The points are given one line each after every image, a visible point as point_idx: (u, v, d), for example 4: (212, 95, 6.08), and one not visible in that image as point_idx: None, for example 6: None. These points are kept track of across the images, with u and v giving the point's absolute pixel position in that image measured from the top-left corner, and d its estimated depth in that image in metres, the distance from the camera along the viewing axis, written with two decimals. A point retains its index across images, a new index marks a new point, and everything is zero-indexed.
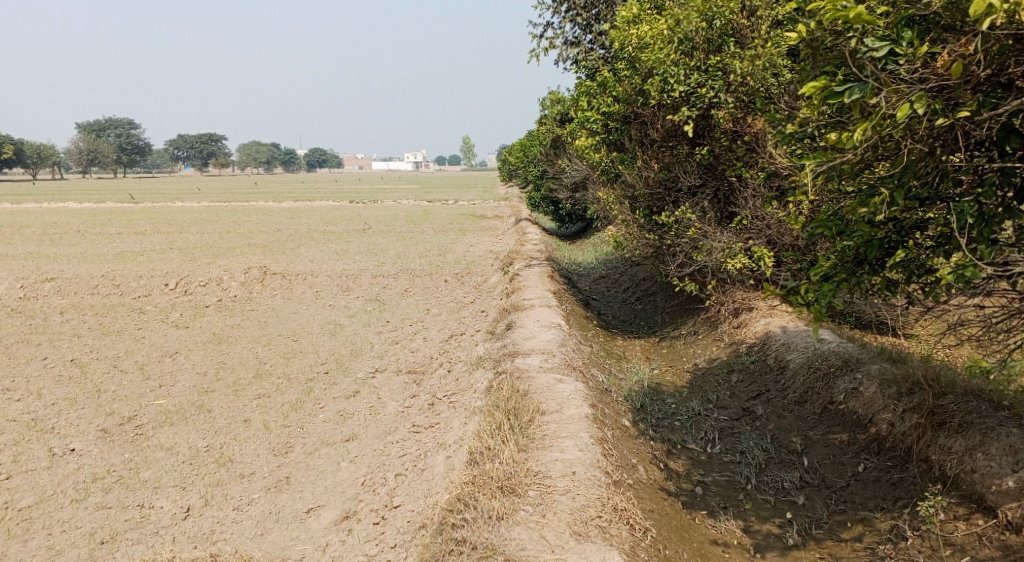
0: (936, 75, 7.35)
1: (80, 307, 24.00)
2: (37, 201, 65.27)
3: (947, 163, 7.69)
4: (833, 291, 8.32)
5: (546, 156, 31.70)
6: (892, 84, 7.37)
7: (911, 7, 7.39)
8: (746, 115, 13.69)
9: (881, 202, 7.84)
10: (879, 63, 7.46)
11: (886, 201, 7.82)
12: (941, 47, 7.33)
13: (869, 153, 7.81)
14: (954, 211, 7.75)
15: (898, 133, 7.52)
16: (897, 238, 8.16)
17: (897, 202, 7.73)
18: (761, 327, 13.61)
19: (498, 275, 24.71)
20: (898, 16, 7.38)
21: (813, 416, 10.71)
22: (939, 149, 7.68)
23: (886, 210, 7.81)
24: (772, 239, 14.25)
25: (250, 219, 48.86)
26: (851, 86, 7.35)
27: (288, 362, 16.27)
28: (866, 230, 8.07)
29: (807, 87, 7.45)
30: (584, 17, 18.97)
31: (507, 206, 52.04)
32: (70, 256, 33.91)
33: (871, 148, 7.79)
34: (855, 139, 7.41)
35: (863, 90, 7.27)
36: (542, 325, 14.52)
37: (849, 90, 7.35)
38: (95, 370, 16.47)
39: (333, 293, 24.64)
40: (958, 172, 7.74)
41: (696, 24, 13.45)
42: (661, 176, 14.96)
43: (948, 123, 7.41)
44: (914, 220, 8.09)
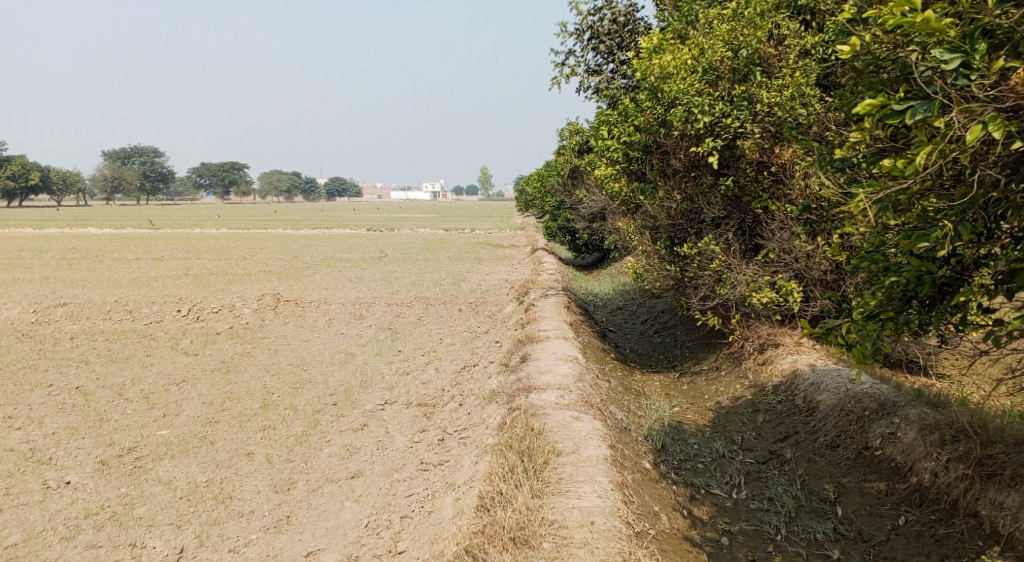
0: (1013, 94, 6.88)
1: (90, 332, 23.68)
2: (57, 226, 65.77)
3: (1013, 195, 7.22)
4: (878, 334, 7.78)
5: (564, 186, 31.35)
6: (963, 102, 7.01)
7: (985, 16, 6.93)
8: (773, 145, 13.21)
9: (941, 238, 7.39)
10: (948, 77, 7.09)
11: (948, 235, 7.35)
12: (1018, 63, 6.90)
13: (929, 181, 7.34)
14: (1021, 250, 7.22)
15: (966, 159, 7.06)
16: (956, 277, 7.75)
17: (959, 237, 7.29)
18: (787, 364, 13.03)
19: (514, 305, 24.24)
20: (973, 26, 6.91)
21: (847, 461, 10.10)
22: (1007, 179, 7.21)
23: (947, 246, 7.37)
24: (799, 273, 13.71)
25: (266, 246, 48.67)
26: (913, 105, 7.00)
27: (297, 392, 15.81)
28: (914, 266, 7.59)
29: (864, 105, 7.08)
30: (606, 45, 18.59)
31: (523, 236, 51.73)
32: (85, 281, 33.76)
33: (933, 176, 7.33)
34: (918, 162, 7.01)
35: (927, 109, 6.91)
36: (558, 358, 13.99)
37: (912, 110, 6.99)
38: (99, 398, 16.05)
39: (346, 321, 24.22)
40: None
41: (722, 53, 13.05)
42: (684, 207, 14.52)
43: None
44: (974, 257, 7.64)
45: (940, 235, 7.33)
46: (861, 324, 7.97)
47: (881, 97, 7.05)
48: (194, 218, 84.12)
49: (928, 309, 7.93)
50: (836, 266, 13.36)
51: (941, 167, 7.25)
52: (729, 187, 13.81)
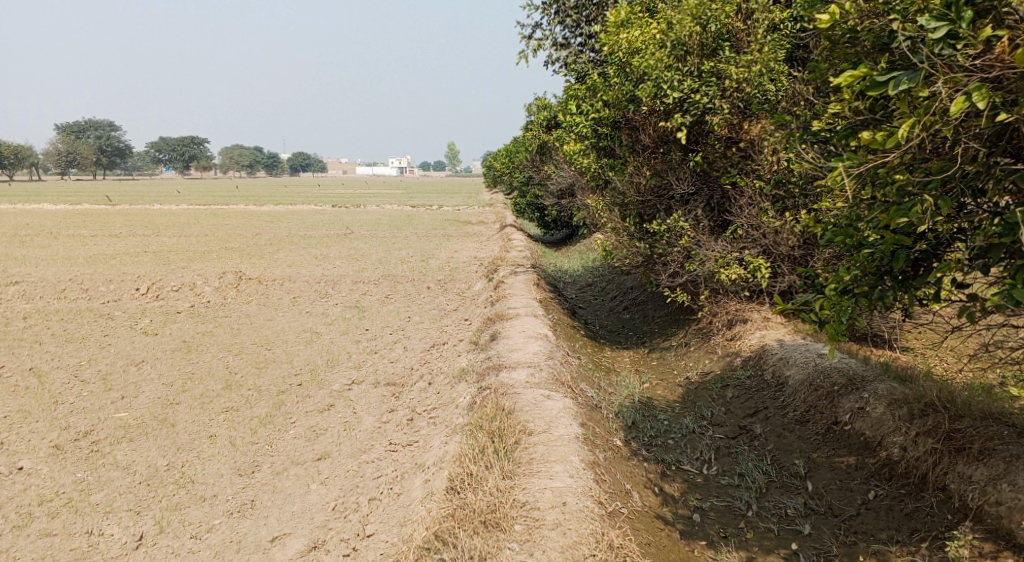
0: (998, 63, 6.85)
1: (46, 312, 23.09)
2: (12, 203, 64.24)
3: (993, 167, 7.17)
4: (853, 307, 7.89)
5: (531, 162, 31.13)
6: (948, 73, 6.96)
7: None
8: (743, 120, 13.11)
9: (924, 212, 7.24)
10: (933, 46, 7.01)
11: (930, 209, 7.24)
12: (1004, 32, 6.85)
13: (908, 154, 7.35)
14: (1004, 224, 7.05)
15: (950, 131, 7.06)
16: (930, 252, 7.74)
17: (941, 210, 7.21)
18: (756, 340, 13.00)
19: (481, 283, 24.03)
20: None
21: (816, 436, 10.08)
22: (985, 151, 7.21)
23: (930, 219, 7.22)
24: (768, 249, 13.67)
25: (228, 223, 47.88)
26: (897, 75, 7.00)
27: (260, 373, 15.50)
28: (890, 241, 7.53)
29: (847, 76, 7.16)
30: (574, 18, 18.33)
31: (491, 212, 51.45)
32: (40, 259, 32.95)
33: (915, 147, 7.31)
34: (901, 135, 7.00)
35: (911, 78, 6.89)
36: (527, 336, 13.84)
37: (897, 80, 6.99)
38: (55, 380, 15.62)
39: (311, 299, 23.85)
40: (1005, 178, 7.21)
41: (691, 29, 12.71)
42: (653, 183, 14.32)
43: (1009, 119, 6.91)
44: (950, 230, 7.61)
45: (920, 210, 7.24)
46: (835, 300, 7.94)
47: (863, 68, 7.13)
48: (154, 194, 82.57)
49: (903, 283, 7.85)
50: (804, 240, 13.35)
51: (924, 140, 7.26)
52: (698, 163, 13.67)
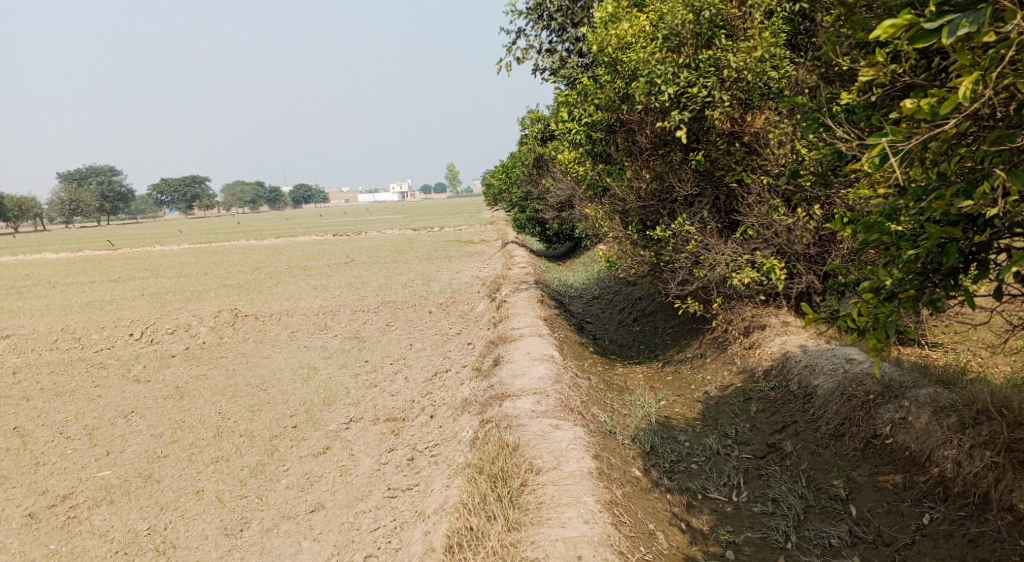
0: None
1: (36, 365, 22.30)
2: (12, 253, 63.88)
3: None
4: (896, 313, 7.06)
5: (529, 177, 30.43)
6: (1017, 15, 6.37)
7: None
8: (744, 112, 12.37)
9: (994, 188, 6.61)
10: None
11: (1002, 185, 6.57)
12: None
13: (967, 121, 6.75)
14: None
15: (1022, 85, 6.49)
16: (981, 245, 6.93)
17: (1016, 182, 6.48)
18: (777, 347, 12.16)
19: (484, 303, 23.19)
20: None
21: (855, 453, 9.19)
22: None
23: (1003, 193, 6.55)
24: (782, 249, 12.81)
25: (227, 259, 47.11)
26: (952, 19, 6.32)
27: (254, 416, 14.66)
28: (936, 232, 6.84)
29: (886, 26, 6.49)
30: (559, 22, 17.57)
31: (493, 230, 50.80)
32: (34, 310, 32.21)
33: (969, 117, 6.77)
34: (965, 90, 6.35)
35: (971, 20, 6.25)
36: (532, 359, 12.97)
37: (952, 24, 6.31)
38: (38, 440, 14.84)
39: (310, 332, 23.02)
40: None
41: (683, 17, 12.02)
42: (654, 187, 13.49)
43: None
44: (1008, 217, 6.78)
45: (991, 186, 6.57)
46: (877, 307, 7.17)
47: (907, 15, 6.47)
48: (156, 236, 81.92)
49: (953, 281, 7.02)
50: (819, 237, 12.54)
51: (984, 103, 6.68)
52: (700, 162, 12.85)
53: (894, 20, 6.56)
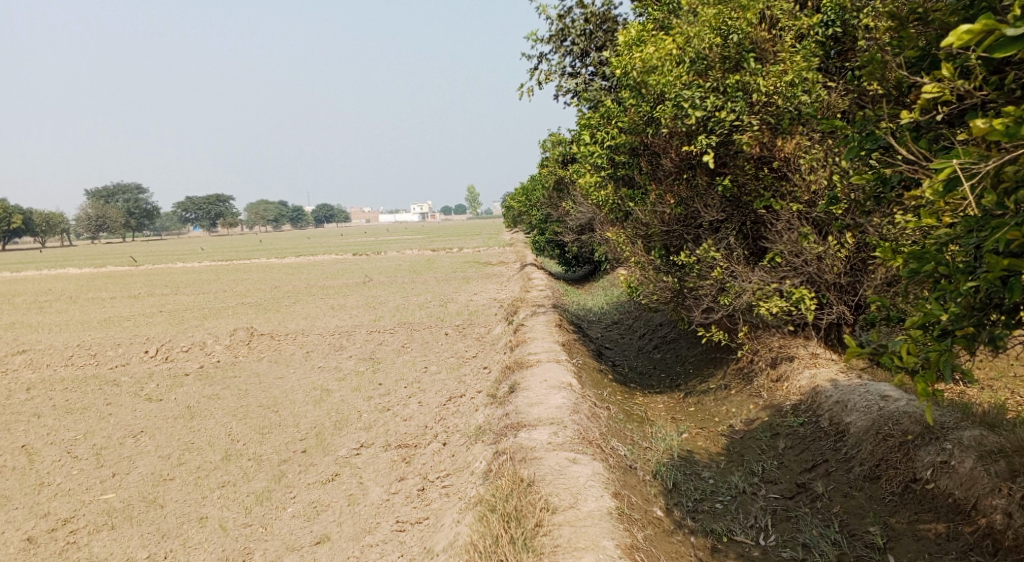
0: None
1: (49, 381, 22.08)
2: (35, 268, 64.08)
3: None
4: (949, 352, 7.06)
5: (549, 199, 30.10)
6: None
7: None
8: (774, 137, 11.94)
9: None
10: None
11: None
12: None
13: None
14: None
15: None
16: None
17: None
18: (807, 381, 11.73)
19: (502, 326, 22.80)
20: None
21: (893, 497, 8.78)
22: None
23: None
24: (813, 278, 12.37)
25: (247, 277, 46.96)
26: None
27: (263, 439, 14.32)
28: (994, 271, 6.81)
29: (965, 32, 6.41)
30: (581, 47, 17.23)
31: (512, 252, 50.52)
32: (52, 325, 32.07)
33: None
34: None
35: None
36: (550, 386, 12.52)
37: None
38: (45, 458, 14.58)
39: (324, 353, 22.69)
40: None
41: (710, 39, 11.77)
42: (678, 212, 13.06)
43: None
44: None
45: None
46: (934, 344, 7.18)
47: (985, 21, 6.42)
48: (179, 252, 82.20)
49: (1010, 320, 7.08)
50: (851, 266, 12.15)
51: None
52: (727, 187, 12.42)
53: (970, 26, 6.47)
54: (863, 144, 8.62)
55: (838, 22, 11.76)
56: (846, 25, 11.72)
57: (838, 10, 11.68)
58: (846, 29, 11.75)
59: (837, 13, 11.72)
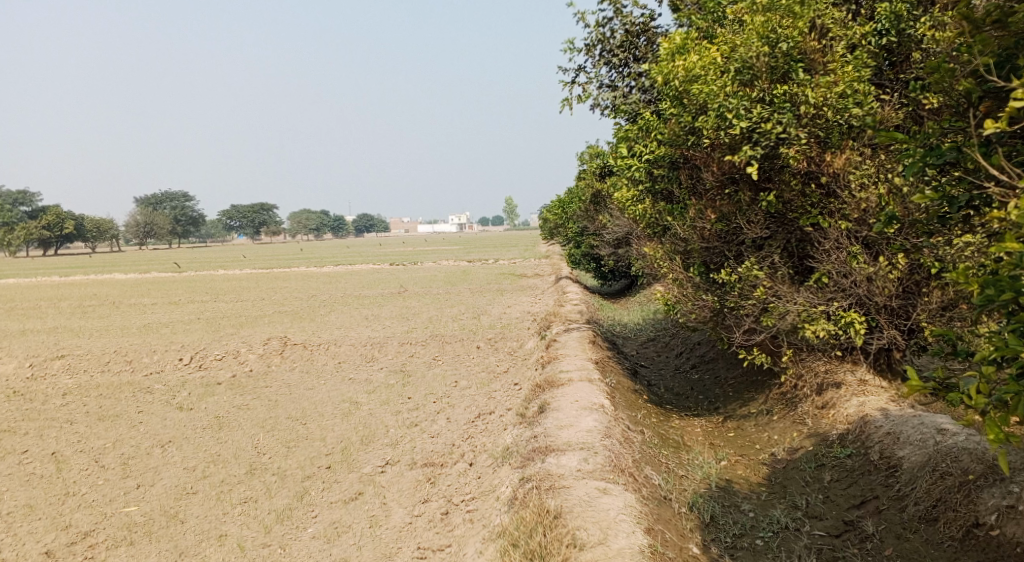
0: None
1: (84, 387, 22.06)
2: (80, 273, 64.99)
3: None
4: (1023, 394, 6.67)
5: (585, 212, 29.71)
6: None
7: None
8: (822, 151, 11.39)
9: None
10: None
11: None
12: None
13: None
14: None
15: None
16: None
17: None
18: (855, 410, 11.29)
19: (535, 341, 22.42)
20: None
21: (952, 542, 8.36)
22: None
23: None
24: (862, 300, 11.79)
25: (286, 286, 47.06)
26: None
27: (289, 453, 14.06)
28: None
29: None
30: (621, 58, 16.82)
31: (548, 264, 50.19)
32: (92, 330, 32.24)
33: None
34: None
35: None
36: (581, 407, 12.06)
37: None
38: (72, 467, 14.43)
39: (356, 364, 22.44)
40: None
41: (757, 48, 11.30)
42: (719, 228, 12.51)
43: None
44: None
45: None
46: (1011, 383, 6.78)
47: None
48: (221, 259, 83.00)
49: None
50: (903, 289, 11.59)
51: None
52: (772, 203, 11.87)
53: None
54: (926, 158, 8.15)
55: (892, 32, 11.56)
56: (901, 35, 11.53)
57: (892, 18, 11.47)
58: (901, 39, 11.54)
59: (892, 21, 11.49)
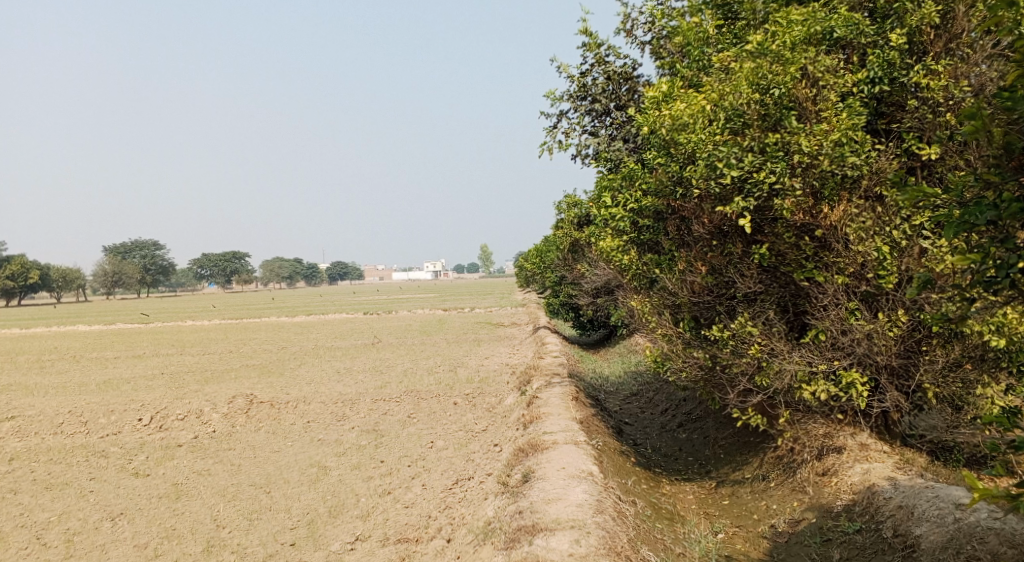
0: None
1: (35, 451, 20.76)
2: (44, 324, 63.21)
3: None
4: None
5: (563, 262, 28.97)
6: None
7: None
8: (818, 203, 10.76)
9: None
10: None
11: None
12: None
13: None
14: None
15: None
16: None
17: None
18: (860, 479, 10.72)
19: (513, 396, 21.54)
20: None
21: None
22: None
23: None
24: (863, 360, 11.12)
25: (256, 337, 45.72)
26: None
27: (250, 527, 13.06)
28: None
29: None
30: (602, 105, 16.23)
31: (524, 313, 49.42)
32: (49, 387, 30.78)
33: None
34: None
35: None
36: (567, 479, 11.30)
37: None
38: (12, 545, 13.28)
39: (326, 423, 21.38)
40: None
41: (747, 95, 10.75)
42: (709, 281, 11.80)
43: None
44: None
45: None
46: None
47: None
48: (190, 310, 81.28)
49: None
50: (905, 347, 10.94)
51: None
52: (765, 256, 11.18)
53: None
54: (966, 217, 7.45)
55: (885, 80, 10.96)
56: (893, 83, 10.98)
57: (885, 66, 10.91)
58: (893, 88, 10.99)
59: (884, 69, 10.93)
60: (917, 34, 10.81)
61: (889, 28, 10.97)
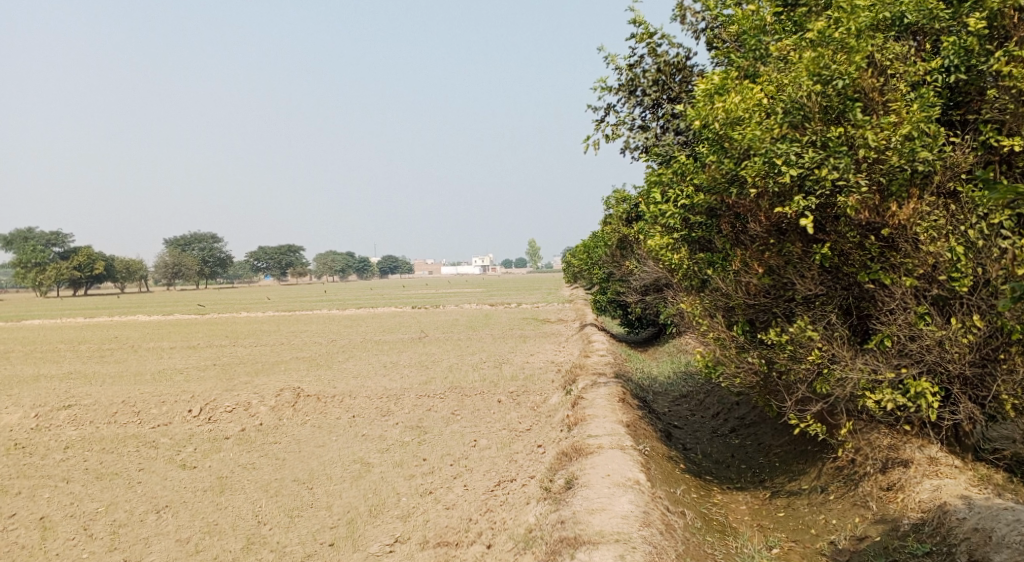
0: None
1: (86, 440, 20.94)
2: (103, 313, 64.49)
3: None
4: None
5: (611, 258, 28.52)
6: None
7: None
8: (885, 200, 10.18)
9: None
10: None
11: None
12: None
13: None
14: None
15: None
16: None
17: None
18: (929, 497, 10.27)
19: (559, 395, 21.21)
20: None
21: None
22: None
23: None
24: (934, 369, 10.57)
25: (305, 329, 45.96)
26: None
27: (294, 523, 12.95)
28: None
29: None
30: (653, 98, 15.74)
31: (572, 309, 49.09)
32: (104, 376, 31.18)
33: None
34: None
35: None
36: (614, 487, 10.99)
37: None
38: (59, 535, 13.31)
39: (371, 418, 21.26)
40: None
41: (808, 87, 10.21)
42: (767, 283, 11.24)
43: None
44: None
45: None
46: None
47: None
48: (243, 301, 82.24)
49: None
50: (980, 354, 10.35)
51: None
52: (826, 256, 10.64)
53: None
54: None
55: (961, 68, 10.38)
56: (970, 72, 10.38)
57: (961, 53, 10.32)
58: (970, 77, 10.40)
59: (960, 57, 10.34)
60: (998, 18, 10.17)
61: (965, 12, 10.29)
